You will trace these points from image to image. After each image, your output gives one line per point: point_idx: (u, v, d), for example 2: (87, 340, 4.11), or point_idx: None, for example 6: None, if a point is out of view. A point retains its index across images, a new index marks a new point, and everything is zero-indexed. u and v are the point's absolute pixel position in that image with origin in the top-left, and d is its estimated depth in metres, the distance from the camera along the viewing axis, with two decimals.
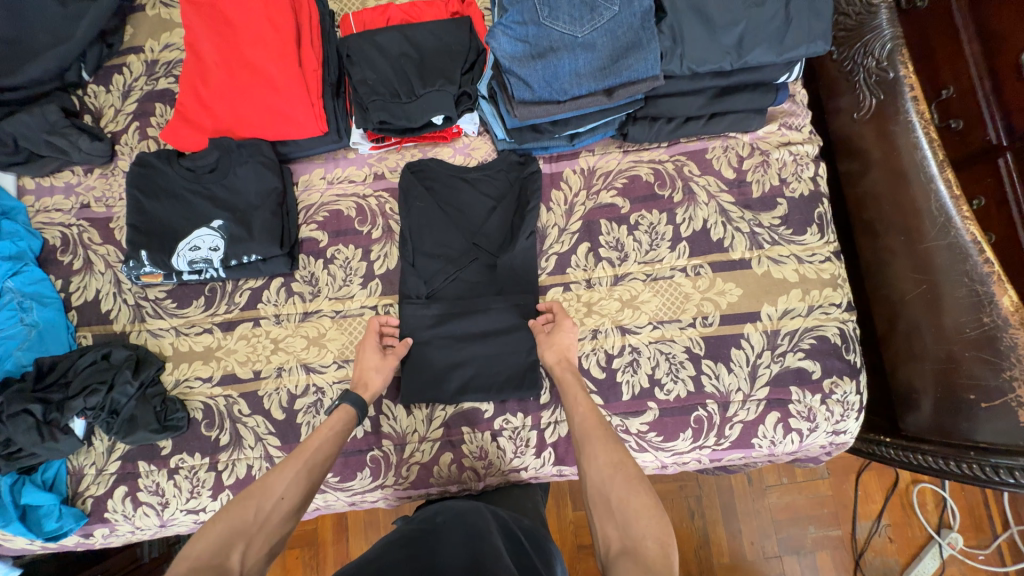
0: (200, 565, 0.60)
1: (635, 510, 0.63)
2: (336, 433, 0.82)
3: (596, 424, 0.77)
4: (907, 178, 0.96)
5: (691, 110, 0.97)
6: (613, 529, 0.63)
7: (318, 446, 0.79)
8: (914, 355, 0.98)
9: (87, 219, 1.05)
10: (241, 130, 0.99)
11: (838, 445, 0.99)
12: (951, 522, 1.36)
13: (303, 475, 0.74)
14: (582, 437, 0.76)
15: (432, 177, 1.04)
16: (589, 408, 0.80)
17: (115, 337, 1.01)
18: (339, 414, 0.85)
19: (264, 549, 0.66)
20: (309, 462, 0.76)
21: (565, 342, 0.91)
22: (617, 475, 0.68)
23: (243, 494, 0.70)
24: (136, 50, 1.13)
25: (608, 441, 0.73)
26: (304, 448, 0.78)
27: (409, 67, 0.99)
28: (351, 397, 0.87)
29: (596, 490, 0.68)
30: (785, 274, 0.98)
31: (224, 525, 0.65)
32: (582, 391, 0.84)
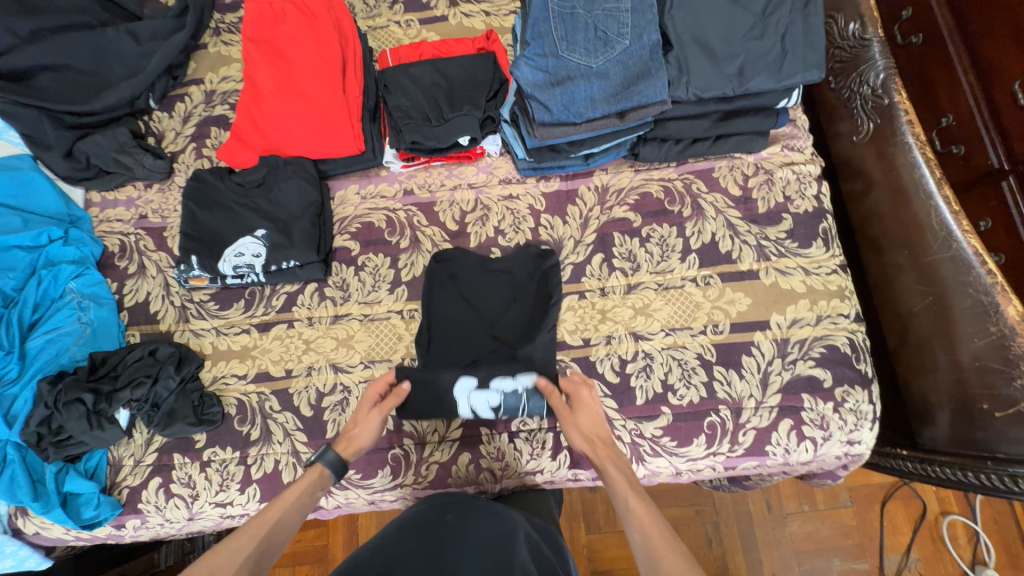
0: None
1: None
2: (301, 500, 0.78)
3: (670, 550, 0.67)
4: (908, 195, 1.02)
5: (698, 132, 1.05)
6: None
7: (280, 515, 0.75)
8: (926, 367, 1.00)
9: (144, 228, 1.16)
10: (288, 149, 1.10)
11: (854, 456, 0.99)
12: (986, 559, 1.31)
13: (257, 554, 0.69)
14: (657, 571, 0.65)
15: (455, 266, 1.08)
16: (654, 525, 0.70)
17: (161, 336, 1.09)
18: (312, 473, 0.82)
19: None
20: (266, 536, 0.72)
21: (588, 422, 0.88)
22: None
23: None
24: (197, 82, 1.27)
25: (690, 573, 0.64)
26: (267, 515, 0.74)
27: (439, 95, 1.10)
28: (328, 457, 0.84)
29: None
30: (793, 284, 1.02)
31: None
32: (622, 473, 0.79)
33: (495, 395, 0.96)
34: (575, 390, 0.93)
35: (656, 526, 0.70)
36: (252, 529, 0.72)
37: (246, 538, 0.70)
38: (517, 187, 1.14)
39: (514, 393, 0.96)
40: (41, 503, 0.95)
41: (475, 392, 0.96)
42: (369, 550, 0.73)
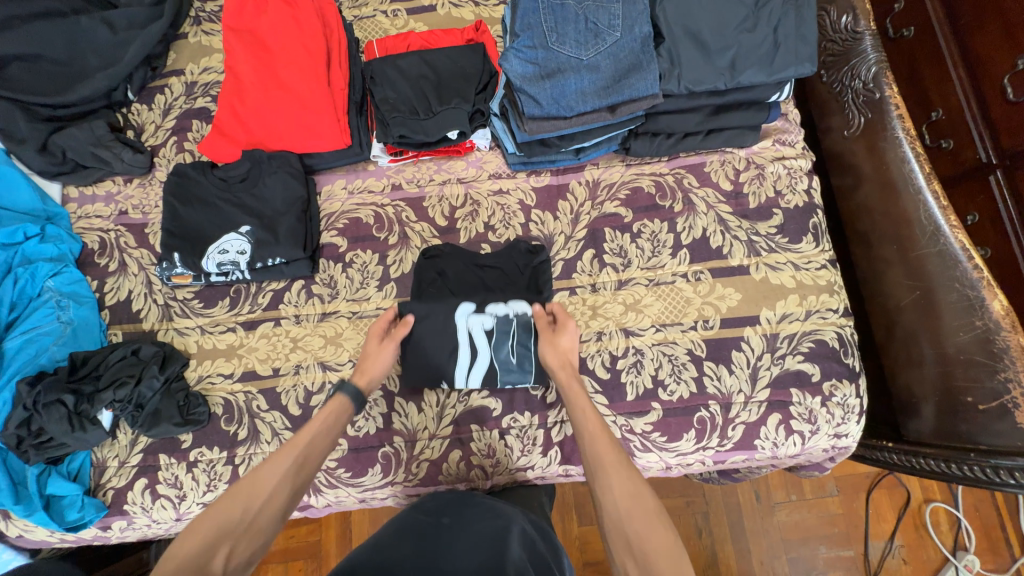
0: (186, 566, 0.61)
1: (658, 550, 0.64)
2: (328, 426, 0.82)
3: (611, 447, 0.75)
4: (897, 190, 1.02)
5: (689, 126, 1.04)
6: (633, 566, 0.64)
7: (311, 438, 0.79)
8: (913, 361, 1.01)
9: (124, 224, 1.13)
10: (272, 143, 1.07)
11: (840, 448, 1.00)
12: (967, 544, 1.34)
13: (293, 471, 0.75)
14: (597, 465, 0.74)
15: (444, 262, 1.06)
16: (599, 429, 0.78)
17: (144, 335, 1.07)
18: (334, 403, 0.85)
19: (252, 549, 0.66)
20: (301, 456, 0.76)
21: (566, 344, 0.92)
22: (635, 508, 0.68)
23: (233, 491, 0.71)
24: (177, 73, 1.23)
25: (625, 467, 0.72)
26: (299, 438, 0.79)
27: (427, 88, 1.08)
28: (348, 387, 0.87)
29: (614, 524, 0.68)
30: (783, 280, 1.02)
31: (214, 523, 0.66)
32: (582, 391, 0.84)
33: (489, 321, 0.99)
34: (563, 317, 0.94)
35: (600, 431, 0.77)
36: (286, 450, 0.77)
37: (282, 457, 0.76)
38: (507, 182, 1.12)
39: (507, 320, 1.00)
40: (23, 506, 0.94)
41: (472, 316, 0.99)
42: (368, 551, 0.73)
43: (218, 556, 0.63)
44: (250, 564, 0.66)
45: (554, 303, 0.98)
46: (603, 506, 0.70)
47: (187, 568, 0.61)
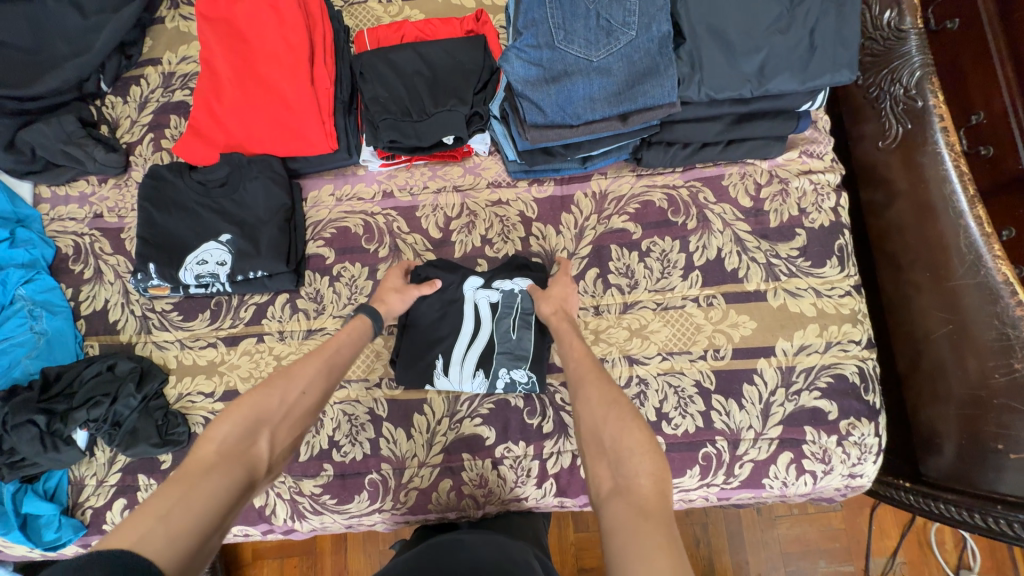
0: (227, 447, 0.61)
1: (630, 448, 0.59)
2: (351, 342, 0.82)
3: (593, 366, 0.74)
4: (935, 212, 0.92)
5: (708, 137, 0.94)
6: (605, 469, 0.59)
7: (340, 350, 0.80)
8: (938, 397, 0.93)
9: (99, 228, 1.06)
10: (253, 146, 0.99)
11: (854, 488, 0.94)
12: (971, 564, 1.28)
13: (323, 374, 0.75)
14: (578, 381, 0.72)
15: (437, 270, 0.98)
16: (583, 354, 0.78)
17: (122, 348, 1.01)
18: (360, 324, 0.85)
19: (287, 438, 0.68)
20: (330, 361, 0.77)
21: (560, 294, 0.91)
22: (609, 412, 0.64)
23: (267, 381, 0.70)
24: (153, 62, 1.14)
25: (603, 379, 0.70)
26: (328, 348, 0.79)
27: (421, 86, 0.99)
28: (367, 308, 0.87)
29: (589, 431, 0.65)
30: (802, 307, 0.94)
31: (250, 413, 0.65)
32: (577, 337, 0.82)
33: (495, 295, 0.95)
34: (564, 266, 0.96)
35: (584, 355, 0.77)
36: (317, 357, 0.77)
37: (314, 362, 0.76)
38: (507, 191, 1.04)
39: (512, 295, 0.95)
40: None
41: (480, 290, 0.96)
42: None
43: (261, 442, 0.64)
44: (287, 450, 0.69)
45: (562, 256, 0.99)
46: (580, 417, 0.68)
47: (231, 451, 0.61)
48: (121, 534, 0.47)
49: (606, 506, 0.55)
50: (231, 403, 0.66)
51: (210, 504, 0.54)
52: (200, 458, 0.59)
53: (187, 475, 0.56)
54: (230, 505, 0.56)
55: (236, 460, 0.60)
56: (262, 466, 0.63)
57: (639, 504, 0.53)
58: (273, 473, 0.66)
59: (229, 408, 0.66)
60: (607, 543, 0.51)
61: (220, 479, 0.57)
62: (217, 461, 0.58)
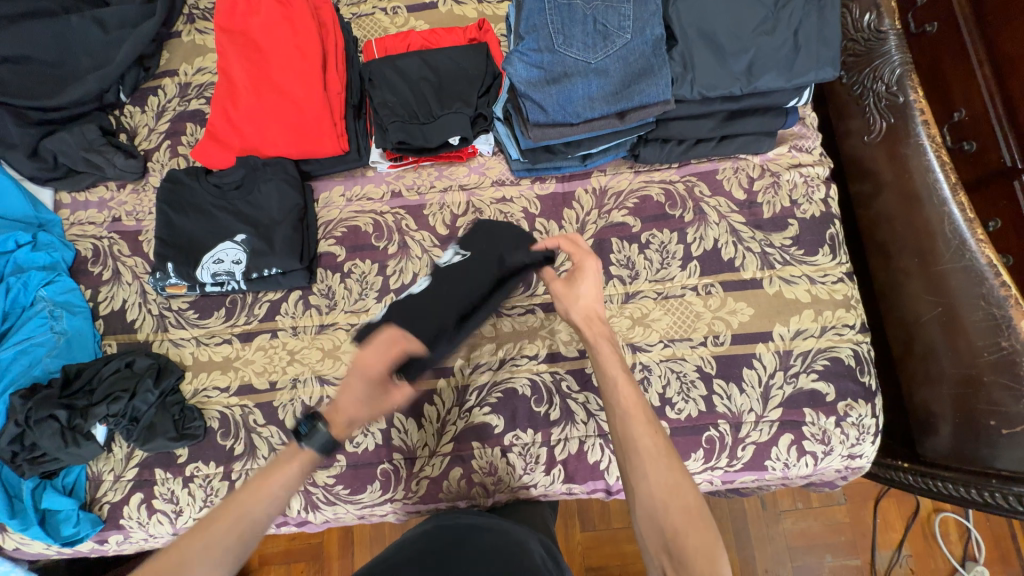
0: None
1: (693, 549, 0.60)
2: (277, 493, 0.67)
3: (647, 432, 0.69)
4: (920, 200, 0.96)
5: (701, 132, 0.99)
6: (670, 562, 0.62)
7: (255, 507, 0.66)
8: (931, 378, 0.96)
9: (118, 232, 1.10)
10: (267, 149, 1.04)
11: (854, 469, 0.97)
12: (976, 554, 1.29)
13: (229, 552, 0.63)
14: (632, 450, 0.69)
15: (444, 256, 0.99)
16: (636, 409, 0.71)
17: (139, 346, 1.04)
18: (292, 464, 0.69)
19: None
20: (240, 532, 0.64)
21: (588, 296, 0.85)
22: (673, 505, 0.64)
23: (161, 563, 0.60)
24: (170, 73, 1.19)
25: (663, 458, 0.67)
26: (244, 506, 0.66)
27: (428, 91, 1.04)
28: (312, 443, 0.69)
29: (648, 517, 0.65)
30: (797, 294, 0.98)
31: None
32: (622, 367, 0.76)
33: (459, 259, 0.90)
34: (581, 258, 0.85)
35: (641, 417, 0.71)
36: (226, 523, 0.64)
37: (218, 531, 0.63)
38: (511, 189, 1.08)
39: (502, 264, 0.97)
40: (18, 521, 0.93)
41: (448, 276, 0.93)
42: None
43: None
44: None
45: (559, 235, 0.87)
46: (636, 493, 0.67)
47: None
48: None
49: None
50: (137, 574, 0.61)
51: None
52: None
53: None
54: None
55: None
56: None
57: None
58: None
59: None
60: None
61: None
62: None
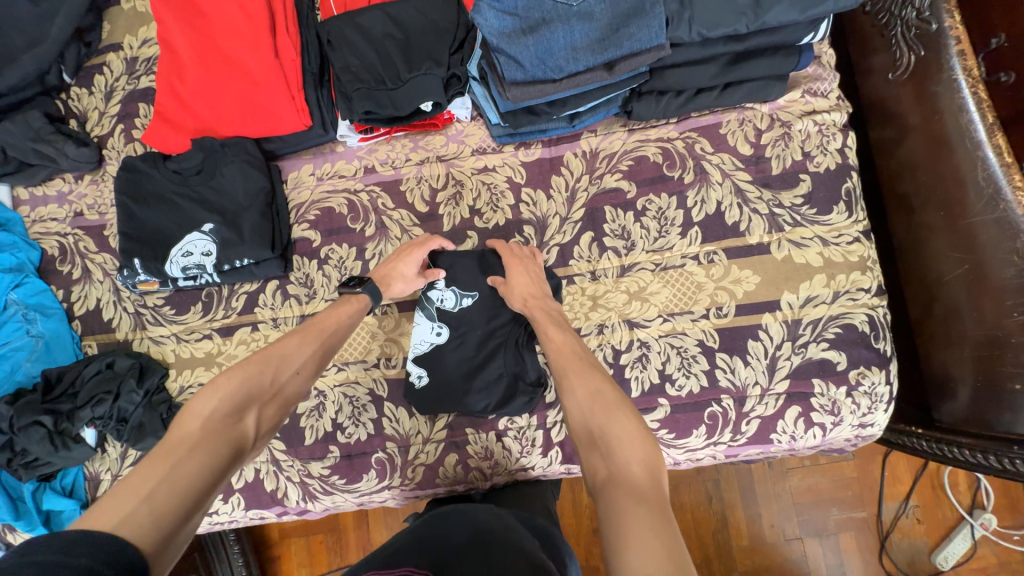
0: (218, 422, 0.64)
1: (619, 437, 0.60)
2: (350, 319, 0.84)
3: (575, 357, 0.75)
4: (950, 145, 0.86)
5: (702, 81, 0.88)
6: (598, 459, 0.60)
7: (336, 324, 0.82)
8: (952, 340, 0.89)
9: (82, 227, 1.04)
10: (224, 129, 0.96)
11: (866, 437, 0.92)
12: (985, 503, 1.27)
13: (321, 354, 0.79)
14: (560, 373, 0.74)
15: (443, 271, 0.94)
16: (564, 342, 0.78)
17: (119, 346, 1.01)
18: (356, 301, 0.86)
19: (274, 416, 0.71)
20: (327, 340, 0.80)
21: (523, 284, 0.87)
22: (596, 405, 0.65)
23: (259, 359, 0.72)
24: (115, 48, 1.08)
25: (586, 371, 0.71)
26: (321, 324, 0.81)
27: (394, 51, 0.93)
28: (368, 287, 0.87)
29: (579, 423, 0.66)
30: (808, 258, 0.90)
31: (238, 387, 0.68)
32: (557, 329, 0.81)
33: (468, 300, 0.94)
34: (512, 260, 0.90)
35: (569, 347, 0.77)
36: (312, 335, 0.79)
37: (304, 342, 0.78)
38: (493, 157, 0.99)
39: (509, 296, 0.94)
40: (24, 522, 0.94)
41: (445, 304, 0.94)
42: (381, 563, 0.64)
43: (249, 418, 0.67)
44: (272, 428, 0.71)
45: (496, 240, 0.94)
46: (568, 408, 0.70)
47: (218, 425, 0.63)
48: (103, 515, 0.50)
49: (602, 493, 0.56)
50: (215, 378, 0.68)
51: (193, 488, 0.56)
52: (185, 431, 0.61)
53: (173, 451, 0.59)
54: (217, 477, 0.60)
55: (222, 432, 0.63)
56: (251, 438, 0.67)
57: (633, 490, 0.54)
58: (265, 441, 0.70)
59: (214, 381, 0.68)
60: (604, 532, 0.51)
61: (204, 457, 0.59)
62: (201, 438, 0.61)
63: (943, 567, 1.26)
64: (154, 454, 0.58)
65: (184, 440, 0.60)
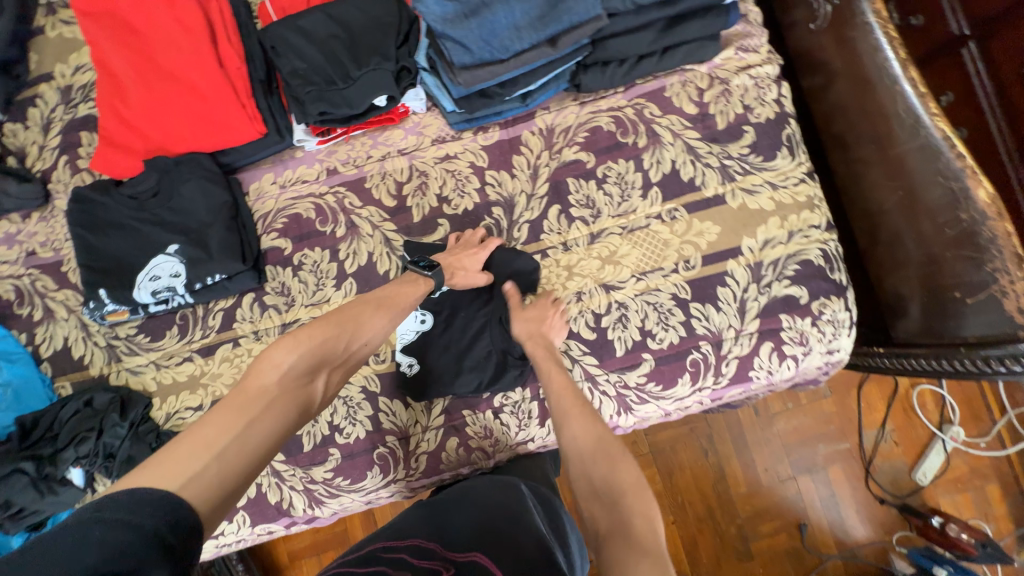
0: (291, 382, 0.69)
1: (620, 492, 0.70)
2: (407, 295, 0.85)
3: (577, 403, 0.83)
4: (871, 84, 0.93)
5: (642, 48, 0.92)
6: (601, 512, 0.70)
7: (405, 305, 0.84)
8: (898, 263, 0.97)
9: (36, 266, 1.01)
10: (176, 146, 0.94)
11: (834, 363, 0.99)
12: (952, 417, 1.38)
13: (387, 327, 0.82)
14: (563, 420, 0.81)
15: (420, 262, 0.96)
16: (565, 386, 0.85)
17: (95, 381, 0.98)
18: (421, 286, 0.87)
19: (336, 380, 0.77)
20: (395, 312, 0.83)
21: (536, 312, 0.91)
22: (600, 460, 0.75)
23: (336, 322, 0.77)
24: (46, 78, 1.05)
25: (588, 419, 0.80)
26: (391, 299, 0.84)
27: (340, 50, 0.93)
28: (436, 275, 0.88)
29: (582, 476, 0.75)
30: (761, 203, 0.96)
31: (313, 349, 0.72)
32: (554, 360, 0.87)
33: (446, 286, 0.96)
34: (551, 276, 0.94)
35: (566, 388, 0.85)
36: (384, 307, 0.82)
37: (376, 311, 0.81)
38: (453, 145, 1.01)
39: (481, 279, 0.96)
40: None
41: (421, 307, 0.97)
42: (392, 536, 0.66)
43: (317, 380, 0.73)
44: (333, 391, 0.77)
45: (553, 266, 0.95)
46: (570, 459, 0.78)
47: (290, 384, 0.69)
48: (180, 466, 0.55)
49: (605, 545, 0.65)
50: (295, 333, 0.73)
51: (258, 448, 0.62)
52: (263, 383, 0.67)
53: (250, 406, 0.64)
54: (281, 437, 0.66)
55: (291, 392, 0.69)
56: (315, 398, 0.73)
57: (636, 540, 0.63)
58: (324, 399, 0.76)
59: (294, 336, 0.72)
60: None
61: (273, 418, 0.65)
62: (274, 396, 0.66)
63: (924, 482, 1.36)
64: (232, 404, 0.63)
65: (261, 395, 0.65)
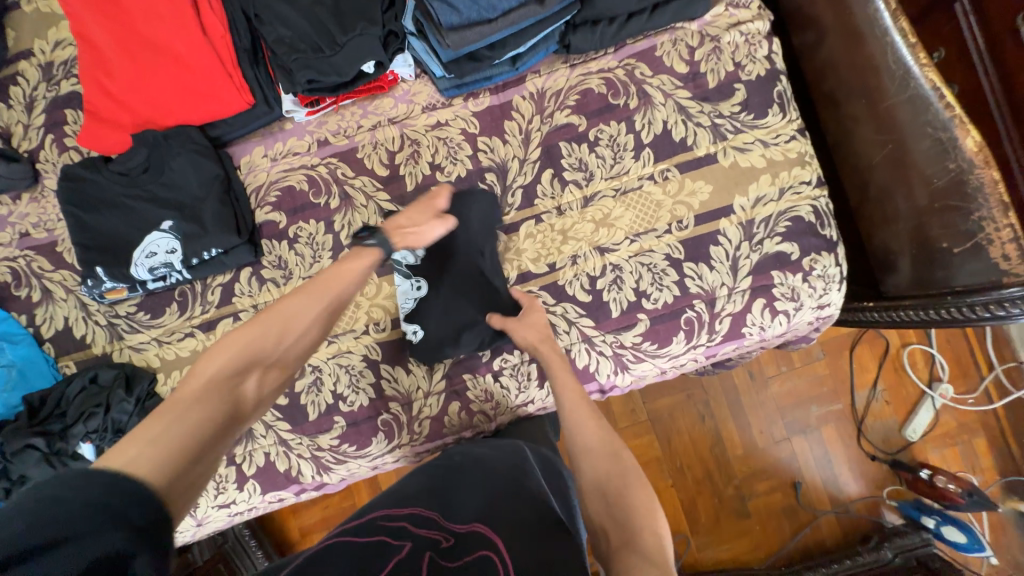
0: (217, 381, 0.62)
1: (631, 503, 0.68)
2: (351, 274, 0.76)
3: (591, 410, 0.82)
4: (862, 37, 0.92)
5: (631, 5, 0.92)
6: (611, 523, 0.68)
7: (348, 283, 0.75)
8: (888, 219, 0.98)
9: (31, 247, 1.00)
10: (164, 119, 0.94)
11: (825, 318, 1.01)
12: (940, 375, 1.42)
13: (325, 313, 0.73)
14: (577, 425, 0.80)
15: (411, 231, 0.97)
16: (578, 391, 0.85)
17: (98, 360, 0.99)
18: (366, 255, 0.78)
19: (271, 382, 0.68)
20: (334, 297, 0.74)
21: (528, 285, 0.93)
22: (613, 470, 0.73)
23: (264, 317, 0.69)
24: (25, 55, 1.02)
25: (602, 427, 0.79)
26: (332, 280, 0.75)
27: (325, 15, 0.91)
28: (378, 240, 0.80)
29: (592, 483, 0.73)
30: (752, 161, 0.97)
31: (241, 346, 0.65)
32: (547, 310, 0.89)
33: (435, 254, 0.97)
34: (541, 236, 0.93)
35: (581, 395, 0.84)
36: (319, 293, 0.73)
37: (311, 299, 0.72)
38: (444, 112, 1.00)
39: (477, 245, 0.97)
40: None
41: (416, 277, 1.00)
42: (394, 503, 0.67)
43: (247, 381, 0.65)
44: (272, 396, 0.69)
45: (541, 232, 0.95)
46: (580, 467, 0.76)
47: (217, 384, 0.62)
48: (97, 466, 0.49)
49: (615, 558, 0.63)
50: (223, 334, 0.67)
51: (180, 449, 0.54)
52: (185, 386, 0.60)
53: (168, 409, 0.57)
54: (207, 441, 0.57)
55: (219, 393, 0.61)
56: (248, 402, 0.64)
57: (646, 556, 0.62)
58: (263, 406, 0.67)
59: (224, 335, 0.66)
60: None
61: (194, 421, 0.57)
62: (197, 397, 0.59)
63: (913, 439, 1.41)
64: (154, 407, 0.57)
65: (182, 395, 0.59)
